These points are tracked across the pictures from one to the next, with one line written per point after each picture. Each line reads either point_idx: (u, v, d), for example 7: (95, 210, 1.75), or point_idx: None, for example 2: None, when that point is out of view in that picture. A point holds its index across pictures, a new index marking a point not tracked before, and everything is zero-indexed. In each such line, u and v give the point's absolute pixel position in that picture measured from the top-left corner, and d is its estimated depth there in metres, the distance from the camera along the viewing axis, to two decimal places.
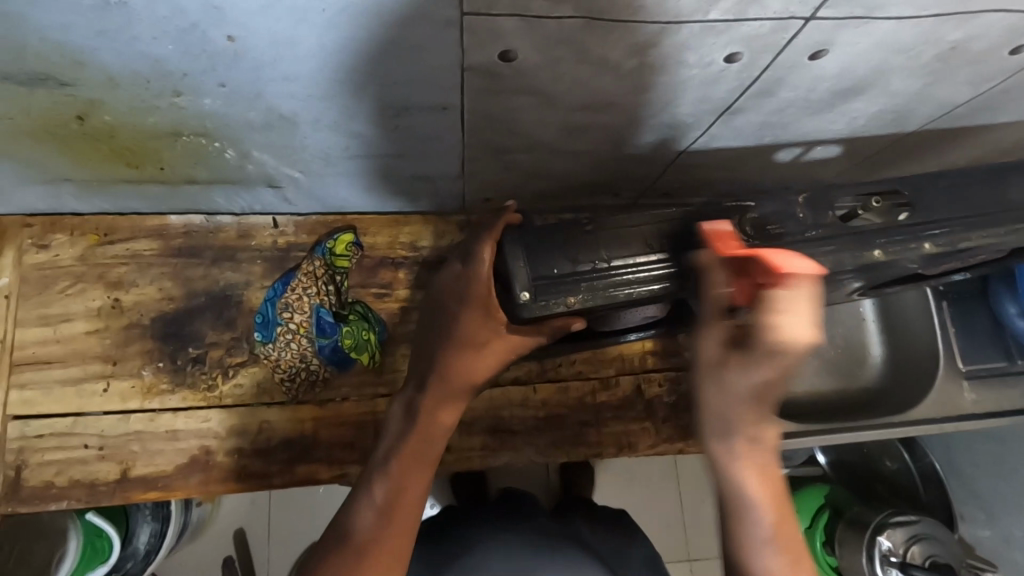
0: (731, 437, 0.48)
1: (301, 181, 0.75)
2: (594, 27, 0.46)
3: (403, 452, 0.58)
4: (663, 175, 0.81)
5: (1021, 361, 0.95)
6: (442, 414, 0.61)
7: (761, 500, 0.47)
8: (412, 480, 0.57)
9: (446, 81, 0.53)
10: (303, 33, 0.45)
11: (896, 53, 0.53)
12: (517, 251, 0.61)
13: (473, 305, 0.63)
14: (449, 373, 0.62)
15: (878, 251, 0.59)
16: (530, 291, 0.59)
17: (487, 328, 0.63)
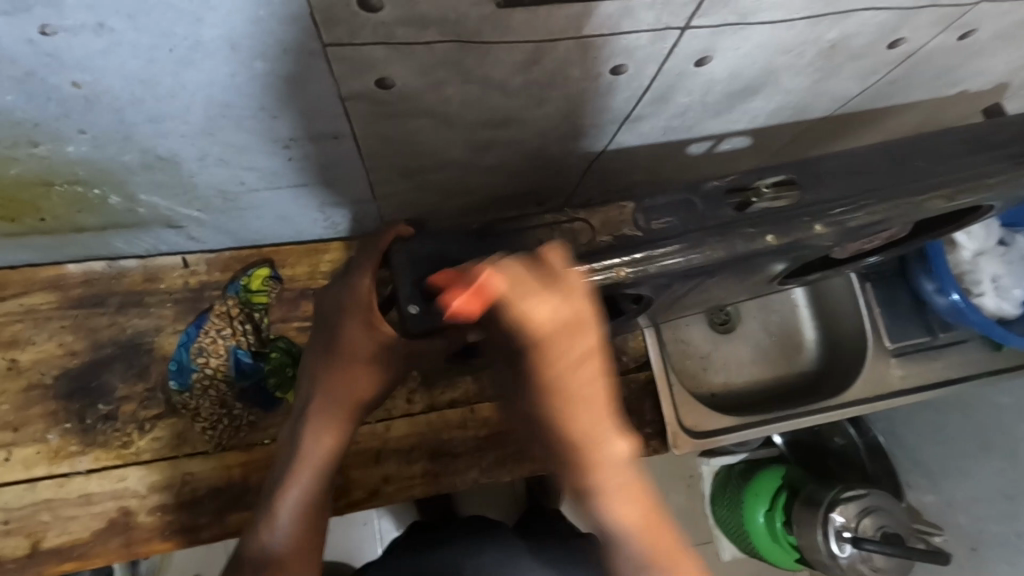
0: None
1: (203, 219, 0.72)
2: (467, 48, 0.44)
3: (295, 485, 0.61)
4: (581, 182, 0.80)
5: (943, 334, 0.99)
6: (326, 439, 0.62)
7: None
8: (306, 502, 0.61)
9: (329, 111, 0.51)
10: (156, 73, 0.42)
11: (780, 53, 0.53)
12: (404, 257, 0.55)
13: (356, 318, 0.57)
14: (335, 392, 0.61)
15: (771, 236, 0.58)
16: (419, 304, 0.52)
17: (371, 339, 0.58)
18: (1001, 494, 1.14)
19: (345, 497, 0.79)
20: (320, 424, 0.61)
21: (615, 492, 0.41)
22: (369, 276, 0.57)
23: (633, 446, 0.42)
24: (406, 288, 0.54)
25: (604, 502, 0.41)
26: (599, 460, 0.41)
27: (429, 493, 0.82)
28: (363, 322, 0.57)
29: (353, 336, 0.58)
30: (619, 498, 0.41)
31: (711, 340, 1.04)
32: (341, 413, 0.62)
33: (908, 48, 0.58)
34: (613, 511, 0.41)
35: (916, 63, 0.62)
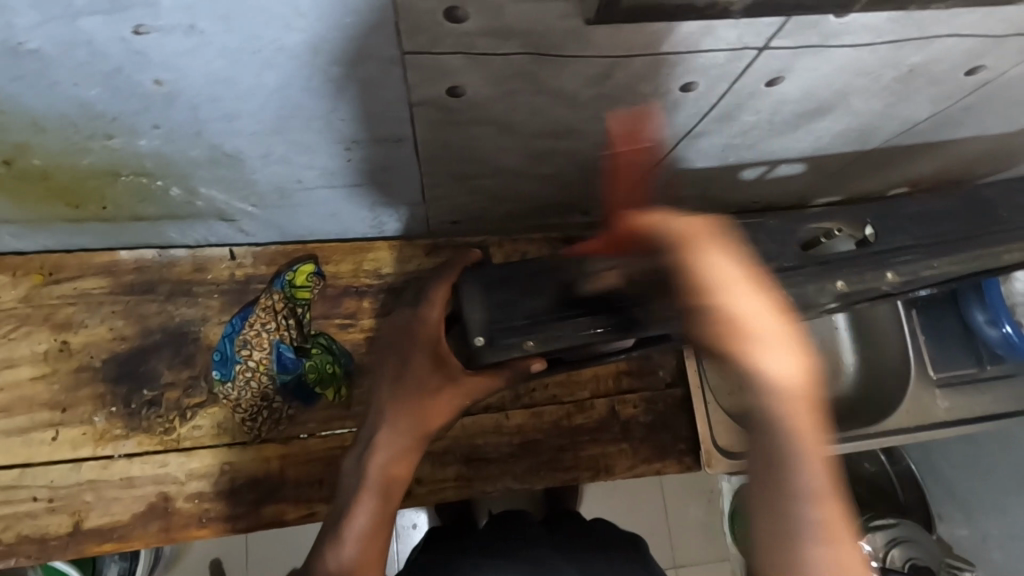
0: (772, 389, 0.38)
1: (256, 213, 0.72)
2: (543, 61, 0.44)
3: (362, 506, 0.53)
4: None
5: (990, 366, 0.96)
6: (394, 466, 0.56)
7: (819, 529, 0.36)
8: (375, 536, 0.53)
9: (397, 116, 0.51)
10: (237, 74, 0.43)
11: (856, 77, 0.52)
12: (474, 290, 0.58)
13: (425, 353, 0.60)
14: (405, 417, 0.58)
15: (840, 282, 0.62)
16: (484, 336, 0.57)
17: (440, 377, 0.60)
18: None
19: None
20: (387, 454, 0.56)
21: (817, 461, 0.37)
22: (438, 307, 0.61)
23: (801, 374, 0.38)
24: (477, 319, 0.57)
25: (791, 483, 0.37)
26: (784, 403, 0.38)
27: (461, 497, 0.82)
28: (431, 353, 0.60)
29: (421, 370, 0.59)
30: (820, 466, 0.37)
31: None
32: (410, 444, 0.58)
33: (987, 76, 0.56)
34: (801, 464, 0.37)
35: (992, 90, 0.60)
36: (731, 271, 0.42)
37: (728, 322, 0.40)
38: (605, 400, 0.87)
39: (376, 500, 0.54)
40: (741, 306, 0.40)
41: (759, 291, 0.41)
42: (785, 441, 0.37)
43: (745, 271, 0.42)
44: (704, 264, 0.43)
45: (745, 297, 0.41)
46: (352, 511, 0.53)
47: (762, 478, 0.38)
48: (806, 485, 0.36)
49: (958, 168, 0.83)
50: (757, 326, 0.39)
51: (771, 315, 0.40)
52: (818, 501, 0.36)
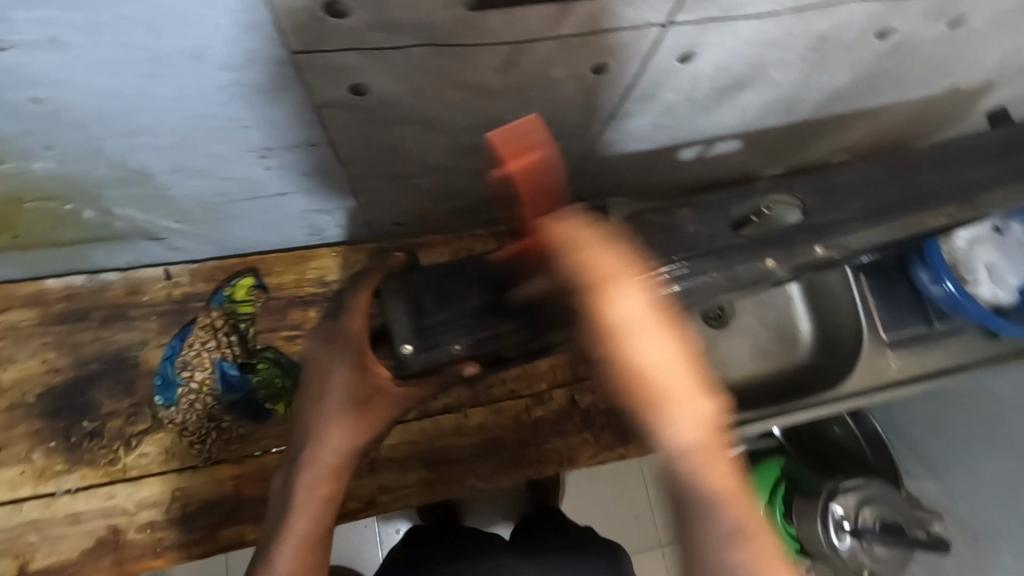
0: (678, 411, 0.42)
1: (184, 230, 0.70)
2: (442, 53, 0.43)
3: (295, 529, 0.50)
4: (572, 182, 0.79)
5: (939, 323, 0.98)
6: (323, 483, 0.53)
7: (733, 522, 0.40)
8: (307, 554, 0.50)
9: (304, 118, 0.49)
10: (119, 86, 0.41)
11: (767, 48, 0.52)
12: (399, 296, 0.58)
13: (347, 363, 0.56)
14: (330, 431, 0.54)
15: (771, 261, 0.63)
16: (412, 342, 0.57)
17: (365, 388, 0.56)
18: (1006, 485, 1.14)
19: (340, 508, 0.78)
20: (315, 472, 0.53)
21: (723, 488, 0.40)
22: (359, 317, 0.57)
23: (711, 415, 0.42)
24: (403, 327, 0.57)
25: (705, 513, 0.40)
26: (694, 450, 0.41)
27: (426, 501, 0.80)
28: (357, 361, 0.56)
29: (344, 383, 0.55)
30: (725, 485, 0.40)
31: (708, 337, 1.04)
32: (338, 459, 0.54)
33: (898, 39, 0.57)
34: (716, 492, 0.40)
35: (907, 53, 0.60)
36: (642, 315, 0.46)
37: (642, 376, 0.44)
38: (564, 390, 0.86)
39: (310, 522, 0.51)
40: (648, 348, 0.45)
41: (664, 337, 0.45)
42: (707, 489, 0.40)
43: (650, 303, 0.47)
44: (619, 308, 0.46)
45: (655, 346, 0.45)
46: (283, 535, 0.50)
47: (673, 499, 0.41)
48: (722, 521, 0.40)
49: (892, 133, 0.85)
50: (671, 380, 0.43)
51: (682, 373, 0.44)
52: (744, 524, 0.40)
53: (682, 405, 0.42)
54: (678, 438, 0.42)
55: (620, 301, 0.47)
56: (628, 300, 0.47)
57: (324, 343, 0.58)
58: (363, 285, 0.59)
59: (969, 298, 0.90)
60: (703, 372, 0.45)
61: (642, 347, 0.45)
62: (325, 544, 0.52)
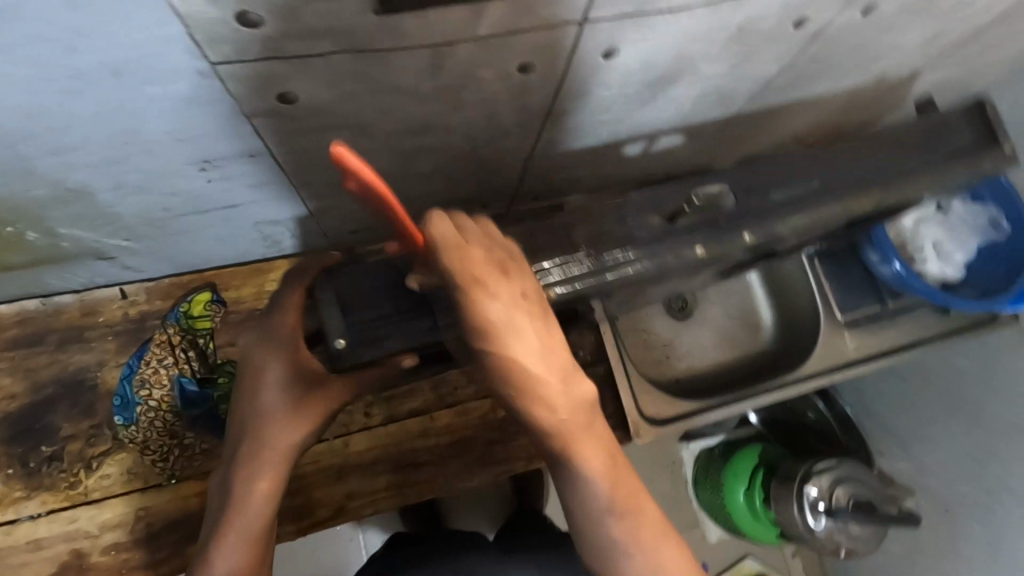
0: (529, 404, 0.45)
1: (134, 247, 0.70)
2: (365, 58, 0.44)
3: (232, 528, 0.52)
4: (523, 183, 0.81)
5: (892, 301, 1.00)
6: (262, 479, 0.55)
7: (601, 475, 0.47)
8: (250, 548, 0.52)
9: (239, 129, 0.50)
10: (43, 104, 0.41)
11: (688, 42, 0.54)
12: (331, 292, 0.57)
13: (280, 358, 0.57)
14: (269, 429, 0.56)
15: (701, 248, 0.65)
16: (346, 337, 0.56)
17: (299, 385, 0.57)
18: (970, 457, 1.18)
19: (308, 516, 0.78)
20: (253, 470, 0.55)
21: (594, 462, 0.47)
22: (293, 312, 0.57)
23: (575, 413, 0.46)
24: (334, 322, 0.56)
25: (571, 472, 0.47)
26: (564, 432, 0.46)
27: (395, 506, 0.81)
28: (289, 357, 0.57)
29: (278, 382, 0.57)
30: (598, 462, 0.47)
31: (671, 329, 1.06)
32: (276, 455, 0.56)
33: (816, 28, 0.59)
34: (590, 467, 0.47)
35: (828, 41, 0.63)
36: (515, 319, 0.43)
37: (518, 369, 0.44)
38: None
39: (248, 519, 0.53)
40: (517, 349, 0.43)
41: (545, 339, 0.44)
42: (573, 465, 0.47)
43: (526, 312, 0.44)
44: (489, 315, 0.43)
45: (525, 341, 0.43)
46: (221, 534, 0.52)
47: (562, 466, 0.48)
48: (596, 483, 0.47)
49: (830, 120, 0.88)
50: (542, 372, 0.44)
51: (553, 364, 0.44)
52: (614, 490, 0.48)
53: (533, 381, 0.44)
54: (563, 417, 0.45)
55: (486, 311, 0.43)
56: (495, 306, 0.43)
57: (258, 339, 0.58)
58: (299, 282, 0.58)
59: (916, 277, 0.93)
60: (543, 360, 0.44)
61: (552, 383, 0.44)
62: (267, 538, 0.54)
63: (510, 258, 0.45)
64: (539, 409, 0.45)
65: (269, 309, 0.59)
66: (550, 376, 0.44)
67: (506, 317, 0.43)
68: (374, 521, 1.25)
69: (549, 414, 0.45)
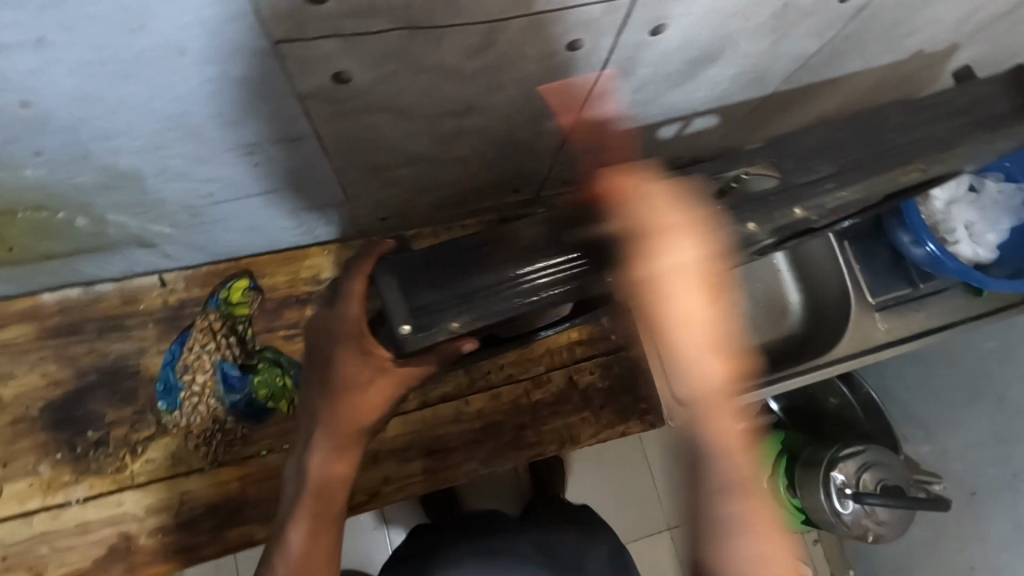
0: (692, 363, 0.62)
1: (175, 234, 0.71)
2: (418, 36, 0.44)
3: (303, 514, 0.54)
4: (555, 166, 0.81)
5: (924, 285, 1.00)
6: (331, 467, 0.56)
7: (732, 453, 0.57)
8: (321, 534, 0.54)
9: (288, 111, 0.51)
10: (106, 85, 0.42)
11: (733, 17, 0.54)
12: (395, 281, 0.57)
13: (348, 348, 0.57)
14: (336, 418, 0.57)
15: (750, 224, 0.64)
16: (411, 323, 0.55)
17: (370, 371, 0.58)
18: (995, 438, 1.17)
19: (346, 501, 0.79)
20: (323, 458, 0.56)
21: (726, 435, 0.58)
22: (357, 302, 0.58)
23: (718, 380, 0.60)
24: (398, 308, 0.56)
25: (705, 455, 0.57)
26: (710, 402, 0.59)
27: (430, 490, 0.82)
28: (357, 346, 0.57)
29: (348, 365, 0.57)
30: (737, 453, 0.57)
31: None
32: (348, 438, 0.58)
33: (859, 2, 0.58)
34: (723, 451, 0.57)
35: (869, 16, 0.63)
36: (689, 298, 0.61)
37: (655, 284, 0.60)
38: (561, 372, 0.88)
39: (319, 504, 0.55)
40: (687, 306, 0.61)
41: (703, 299, 0.61)
42: (705, 444, 0.58)
43: (704, 286, 0.61)
44: (672, 294, 0.60)
45: (694, 300, 0.61)
46: (294, 519, 0.54)
47: (687, 438, 0.59)
48: (714, 462, 0.57)
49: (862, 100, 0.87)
50: (690, 325, 0.61)
51: (696, 327, 0.61)
52: (725, 443, 0.57)
53: (705, 359, 0.61)
54: (705, 361, 0.61)
55: (674, 250, 0.59)
56: (678, 253, 0.59)
57: (323, 330, 0.59)
58: (359, 271, 0.58)
59: (950, 256, 0.92)
60: (709, 314, 0.61)
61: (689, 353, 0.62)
62: (337, 523, 0.56)
63: (695, 222, 0.60)
64: (687, 343, 0.61)
65: (332, 301, 0.59)
66: (711, 316, 0.61)
67: (655, 282, 0.60)
68: (402, 508, 1.26)
69: (704, 382, 0.60)
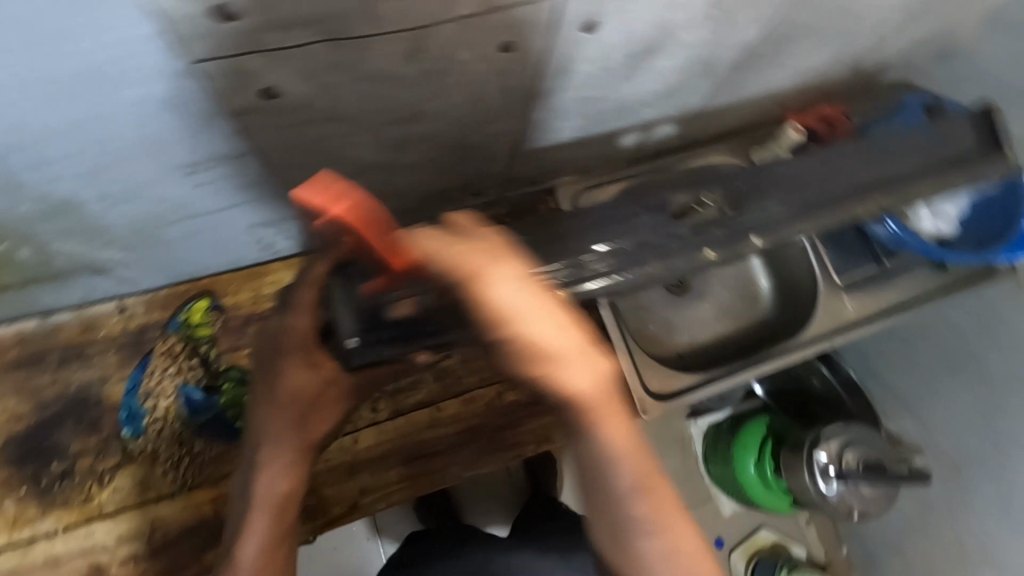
0: (541, 337, 0.41)
1: (129, 259, 0.70)
2: (344, 47, 0.44)
3: (256, 526, 0.53)
4: (513, 167, 0.80)
5: (888, 262, 1.01)
6: (282, 480, 0.55)
7: (628, 459, 0.41)
8: (272, 551, 0.52)
9: (224, 129, 0.50)
10: (24, 114, 0.41)
11: (668, 10, 0.54)
12: (343, 298, 0.56)
13: (295, 359, 0.59)
14: (286, 433, 0.57)
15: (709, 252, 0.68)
16: (359, 335, 0.56)
17: (313, 381, 0.60)
18: (978, 413, 1.18)
19: (325, 514, 0.77)
20: (275, 470, 0.55)
21: (623, 451, 0.41)
22: (305, 315, 0.58)
23: (592, 385, 0.41)
24: (347, 324, 0.56)
25: (601, 455, 0.41)
26: (578, 405, 0.41)
27: (411, 498, 0.80)
28: (304, 358, 0.59)
29: (292, 377, 0.59)
30: (629, 460, 0.41)
31: (671, 305, 1.06)
32: (300, 446, 0.59)
33: None
34: (617, 460, 0.41)
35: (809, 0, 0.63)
36: (524, 295, 0.41)
37: (491, 309, 0.41)
38: None
39: (270, 518, 0.54)
40: (505, 298, 0.41)
41: (524, 286, 0.42)
42: (597, 446, 0.41)
43: (532, 292, 0.42)
44: (482, 281, 0.42)
45: (515, 290, 0.41)
46: (245, 533, 0.53)
47: (579, 450, 0.42)
48: (621, 476, 0.41)
49: (815, 84, 0.88)
50: (553, 341, 0.41)
51: (546, 323, 0.41)
52: (641, 480, 0.41)
53: (556, 352, 0.41)
54: (570, 372, 0.41)
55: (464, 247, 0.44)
56: (480, 244, 0.44)
57: (274, 343, 0.60)
58: (307, 285, 0.58)
59: (911, 234, 0.93)
60: (566, 327, 0.42)
61: (535, 323, 0.41)
62: (290, 532, 0.55)
63: (491, 247, 0.44)
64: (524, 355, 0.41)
65: (282, 313, 0.60)
66: (559, 316, 0.42)
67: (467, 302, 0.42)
68: (389, 518, 1.25)
69: (572, 402, 0.41)
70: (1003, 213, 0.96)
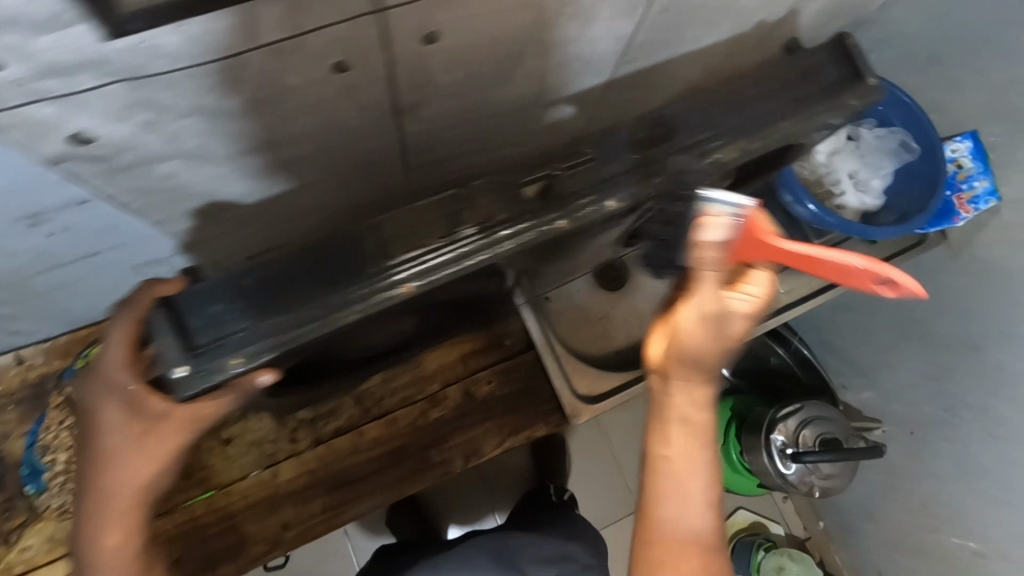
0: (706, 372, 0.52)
1: (11, 311, 0.69)
2: (142, 87, 0.41)
3: None
4: (415, 180, 0.78)
5: (819, 241, 0.99)
6: (107, 539, 0.53)
7: (689, 513, 0.50)
8: None
9: (49, 180, 0.48)
10: None
11: (515, 11, 0.51)
12: (170, 321, 0.54)
13: (120, 400, 0.54)
14: (107, 489, 0.53)
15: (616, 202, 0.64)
16: (186, 365, 0.53)
17: (139, 426, 0.54)
18: (927, 376, 1.15)
19: (244, 553, 0.77)
20: (97, 529, 0.53)
21: (686, 505, 0.50)
22: (127, 349, 0.54)
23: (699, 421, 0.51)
24: (172, 350, 0.54)
25: (676, 497, 0.50)
26: (671, 447, 0.50)
27: (335, 528, 0.79)
28: (128, 398, 0.54)
29: (113, 425, 0.53)
30: (703, 512, 0.50)
31: (609, 300, 1.04)
32: (124, 491, 0.53)
33: None
34: (699, 495, 0.50)
35: None
36: (771, 292, 0.53)
37: (756, 310, 0.53)
38: (458, 386, 0.85)
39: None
40: (735, 305, 0.52)
41: (749, 298, 0.52)
42: (661, 456, 0.51)
43: (767, 294, 0.53)
44: (749, 284, 0.53)
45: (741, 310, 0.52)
46: None
47: (654, 486, 0.51)
48: (687, 524, 0.50)
49: (722, 66, 0.85)
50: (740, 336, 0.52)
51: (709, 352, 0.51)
52: (697, 527, 0.50)
53: (679, 392, 0.52)
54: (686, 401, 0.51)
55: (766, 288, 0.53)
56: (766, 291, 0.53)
57: (98, 382, 0.55)
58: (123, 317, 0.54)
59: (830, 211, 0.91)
60: (727, 336, 0.52)
61: (678, 370, 0.51)
62: None
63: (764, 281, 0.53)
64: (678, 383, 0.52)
65: (105, 347, 0.55)
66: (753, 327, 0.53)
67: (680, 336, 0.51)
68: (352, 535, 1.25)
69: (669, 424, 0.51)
70: (925, 178, 0.94)
